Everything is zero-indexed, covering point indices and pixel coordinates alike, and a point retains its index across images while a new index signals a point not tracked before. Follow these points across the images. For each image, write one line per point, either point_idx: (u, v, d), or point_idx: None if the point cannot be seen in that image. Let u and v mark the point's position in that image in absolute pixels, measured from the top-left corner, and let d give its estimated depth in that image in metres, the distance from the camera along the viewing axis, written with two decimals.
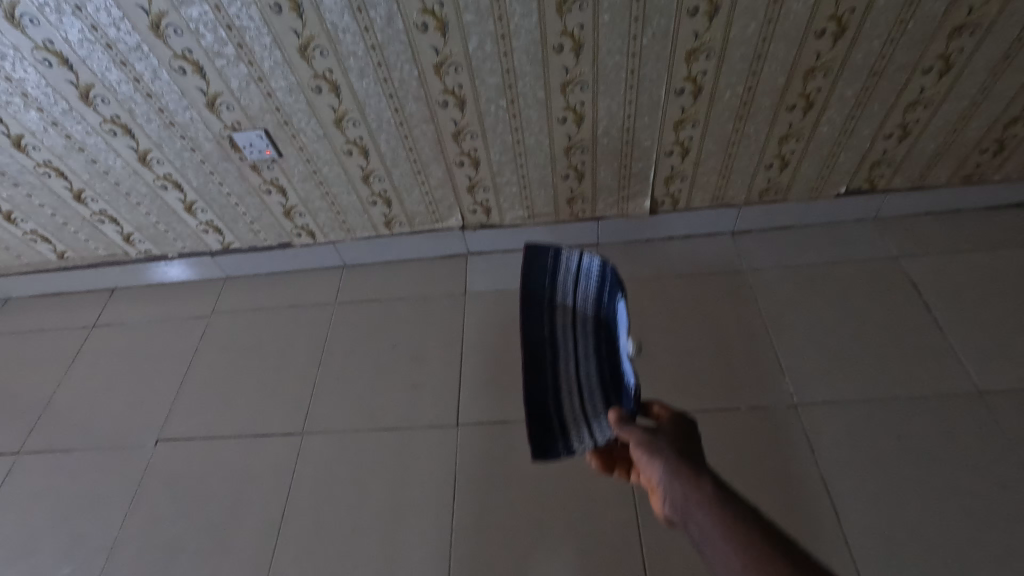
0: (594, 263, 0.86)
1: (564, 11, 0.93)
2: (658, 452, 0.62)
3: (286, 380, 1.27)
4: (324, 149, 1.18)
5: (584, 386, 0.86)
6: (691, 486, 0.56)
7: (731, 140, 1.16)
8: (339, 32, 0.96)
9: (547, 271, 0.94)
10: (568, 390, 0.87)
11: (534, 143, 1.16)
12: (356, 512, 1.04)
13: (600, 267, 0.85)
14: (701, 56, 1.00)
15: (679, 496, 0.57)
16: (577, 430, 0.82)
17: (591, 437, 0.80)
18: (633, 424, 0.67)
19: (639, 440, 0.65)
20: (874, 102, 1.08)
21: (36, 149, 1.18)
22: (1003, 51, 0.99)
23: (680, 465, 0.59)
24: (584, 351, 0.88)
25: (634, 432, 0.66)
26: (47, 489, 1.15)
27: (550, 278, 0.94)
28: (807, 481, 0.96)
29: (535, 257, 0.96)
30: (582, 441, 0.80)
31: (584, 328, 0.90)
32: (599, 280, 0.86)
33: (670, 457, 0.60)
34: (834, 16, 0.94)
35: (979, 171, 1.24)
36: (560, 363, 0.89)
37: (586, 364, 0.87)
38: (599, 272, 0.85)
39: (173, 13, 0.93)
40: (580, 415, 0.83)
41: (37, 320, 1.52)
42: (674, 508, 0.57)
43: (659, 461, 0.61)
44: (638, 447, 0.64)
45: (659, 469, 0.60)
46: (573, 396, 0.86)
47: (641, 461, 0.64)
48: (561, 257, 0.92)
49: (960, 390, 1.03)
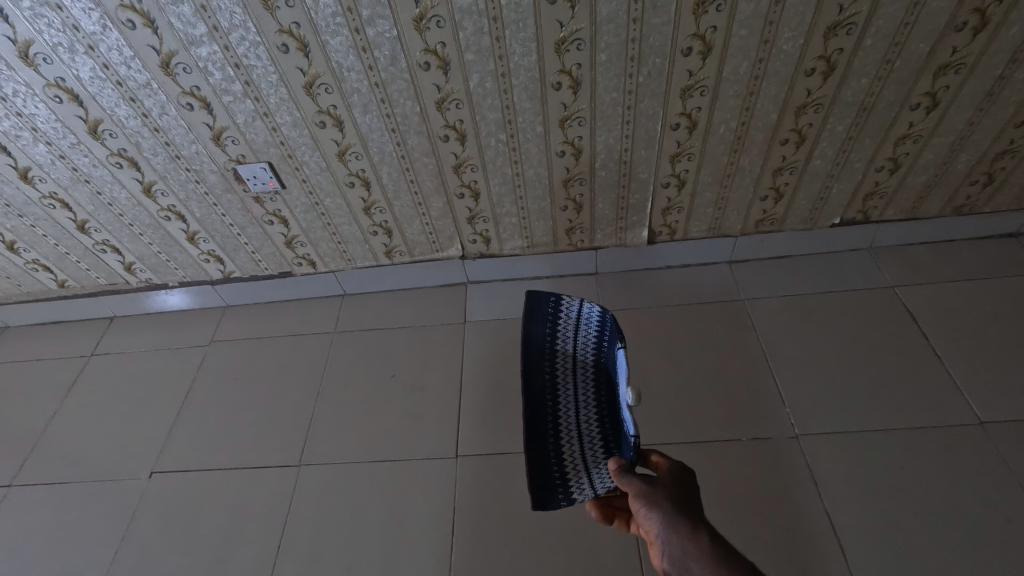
0: (594, 310, 0.92)
1: (562, 51, 0.97)
2: (657, 506, 0.61)
3: (284, 410, 1.25)
4: (326, 181, 1.20)
5: (583, 435, 0.88)
6: (691, 545, 0.56)
7: (726, 173, 1.18)
8: (343, 71, 0.99)
9: (548, 317, 0.97)
10: (567, 437, 0.88)
11: (533, 176, 1.18)
12: (352, 548, 1.01)
13: (605, 319, 0.89)
14: (695, 93, 1.03)
15: (679, 553, 0.57)
16: (576, 478, 0.81)
17: (591, 486, 0.79)
18: (631, 474, 0.66)
19: (638, 491, 0.64)
20: (865, 137, 1.11)
21: (42, 181, 1.19)
22: (987, 88, 1.02)
23: (678, 520, 0.59)
24: (584, 399, 0.93)
25: (632, 482, 0.65)
26: (36, 523, 1.12)
27: (551, 325, 0.97)
28: (811, 514, 0.95)
29: (535, 303, 0.98)
30: (583, 490, 0.78)
31: (584, 379, 0.94)
32: (603, 334, 0.91)
33: (669, 511, 0.60)
34: (823, 55, 0.97)
35: (970, 203, 1.26)
36: (560, 411, 0.91)
37: (586, 414, 0.91)
38: (604, 326, 0.91)
39: (183, 52, 0.96)
40: (579, 463, 0.84)
41: (34, 349, 1.51)
42: (673, 565, 0.57)
43: (658, 515, 0.61)
44: (637, 498, 0.64)
45: (658, 524, 0.60)
46: (573, 444, 0.86)
47: (639, 513, 0.63)
48: (562, 304, 0.95)
49: (961, 421, 1.03)
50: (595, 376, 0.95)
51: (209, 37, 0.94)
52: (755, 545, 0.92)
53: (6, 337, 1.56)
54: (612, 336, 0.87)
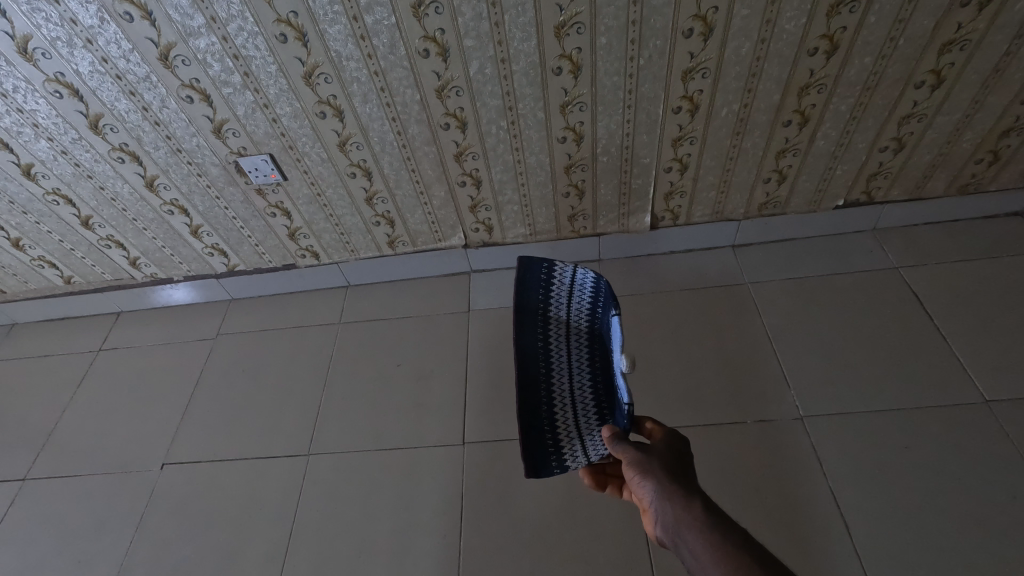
0: (588, 276, 0.91)
1: (562, 35, 0.96)
2: (650, 474, 0.62)
3: (292, 401, 1.27)
4: (328, 172, 1.20)
5: (576, 402, 0.87)
6: (683, 510, 0.56)
7: (729, 155, 1.18)
8: (342, 60, 0.99)
9: (541, 283, 0.94)
10: (561, 405, 0.85)
11: (534, 162, 1.18)
12: (363, 533, 1.03)
13: (601, 287, 0.89)
14: (697, 75, 1.02)
15: (671, 519, 0.57)
16: (569, 446, 0.82)
17: (585, 453, 0.81)
18: (625, 443, 0.67)
19: (632, 460, 0.65)
20: (868, 116, 1.10)
21: (45, 177, 1.20)
22: (992, 65, 1.01)
23: (671, 488, 0.59)
24: (577, 365, 0.91)
25: (626, 450, 0.66)
26: (53, 514, 1.15)
27: (544, 291, 0.94)
28: (815, 494, 0.96)
29: (527, 266, 0.93)
30: (577, 457, 0.81)
31: (578, 345, 0.94)
32: (598, 302, 0.92)
33: (662, 479, 0.61)
34: (825, 34, 0.96)
35: (975, 182, 1.25)
36: (553, 377, 0.88)
37: (579, 380, 0.90)
38: (599, 294, 0.91)
39: (181, 44, 0.96)
40: (573, 431, 0.83)
41: (44, 345, 1.52)
42: (666, 531, 0.57)
43: (651, 483, 0.61)
44: (631, 467, 0.65)
45: (651, 491, 0.61)
46: (566, 411, 0.85)
47: (633, 482, 0.64)
48: (555, 270, 0.92)
49: (965, 400, 1.03)
50: (588, 342, 0.94)
51: (207, 28, 0.94)
52: (760, 524, 0.94)
53: (14, 334, 1.57)
54: (607, 303, 0.87)
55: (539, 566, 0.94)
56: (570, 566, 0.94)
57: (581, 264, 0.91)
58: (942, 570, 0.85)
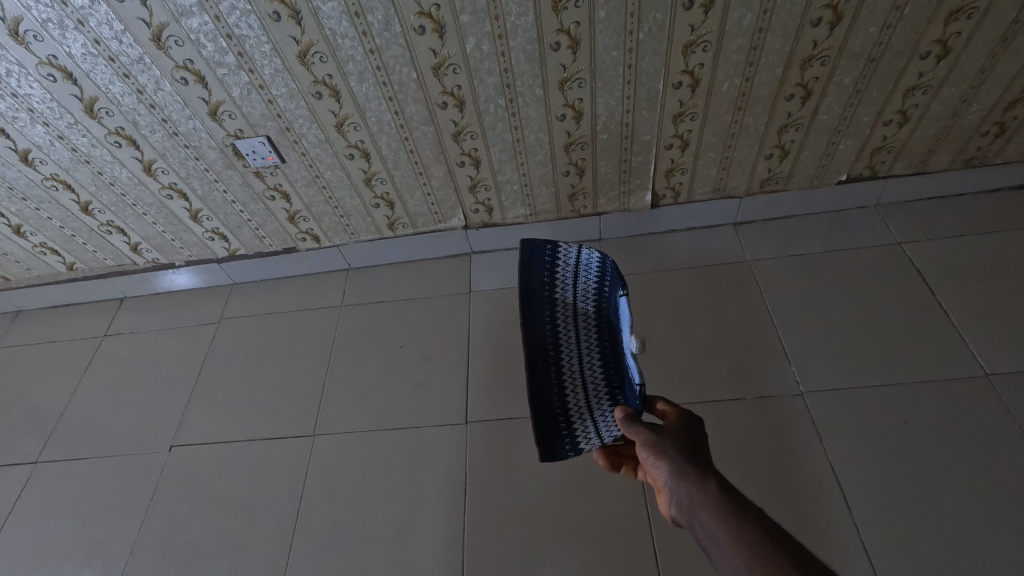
0: (593, 256, 0.89)
1: (560, 9, 0.94)
2: (664, 455, 0.62)
3: (296, 383, 1.28)
4: (325, 154, 1.19)
5: (586, 382, 0.89)
6: (697, 490, 0.56)
7: (731, 131, 1.16)
8: (337, 38, 0.98)
9: (546, 266, 0.94)
10: (572, 385, 0.88)
11: (534, 141, 1.17)
12: (370, 511, 1.05)
13: (608, 266, 0.88)
14: (697, 49, 1.00)
15: (686, 498, 0.57)
16: (582, 427, 0.83)
17: (598, 435, 0.81)
18: (638, 424, 0.68)
19: (645, 441, 0.65)
20: (873, 89, 1.08)
21: (43, 163, 1.19)
22: (1000, 34, 0.99)
23: (685, 468, 0.60)
24: (587, 346, 0.92)
25: (639, 432, 0.67)
26: (66, 496, 1.17)
27: (549, 273, 0.94)
28: (815, 468, 0.97)
29: (532, 250, 0.94)
30: (590, 438, 0.81)
31: (586, 327, 0.94)
32: (605, 281, 0.90)
33: (675, 460, 0.61)
34: (829, 4, 0.94)
35: (981, 155, 1.24)
36: (563, 359, 0.91)
37: (590, 361, 0.91)
38: (605, 273, 0.89)
39: (174, 24, 0.94)
40: (585, 412, 0.85)
41: (49, 332, 1.53)
42: (680, 510, 0.58)
43: (664, 463, 0.61)
44: (644, 448, 0.65)
45: (665, 472, 0.61)
46: (577, 391, 0.88)
47: (647, 463, 0.65)
48: (560, 251, 0.92)
49: (966, 374, 1.03)
50: (596, 324, 0.94)
51: (199, 7, 0.92)
52: (761, 498, 0.95)
53: (20, 321, 1.59)
54: (614, 283, 0.86)
55: (543, 541, 0.97)
56: (572, 541, 0.96)
57: (585, 244, 0.89)
58: (940, 542, 0.87)
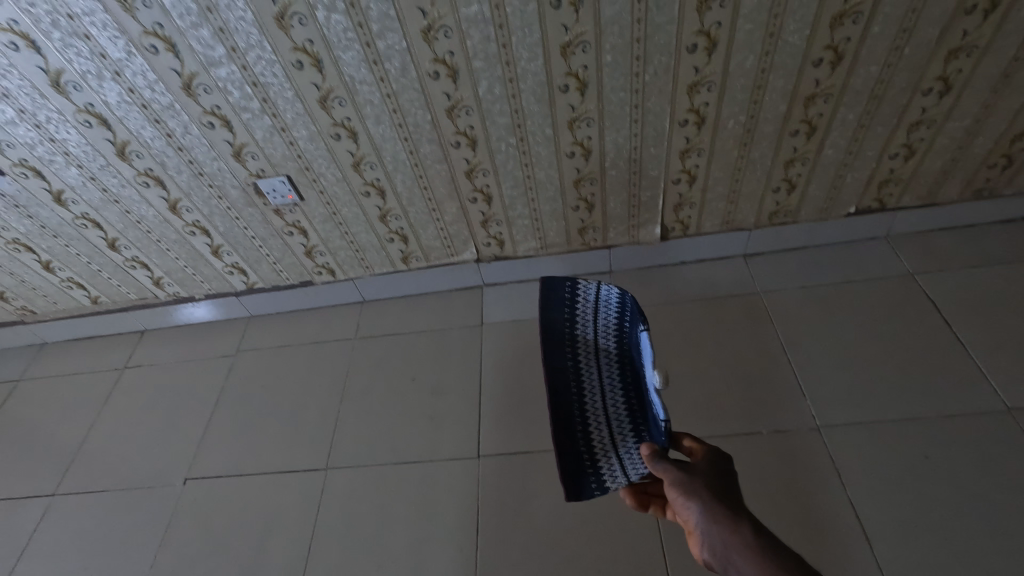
0: (612, 292, 0.92)
1: (568, 54, 0.98)
2: (694, 494, 0.62)
3: (310, 415, 1.29)
4: (343, 191, 1.24)
5: (611, 419, 0.88)
6: (732, 536, 0.57)
7: (737, 166, 1.18)
8: (356, 84, 1.02)
9: (566, 303, 0.96)
10: (595, 421, 0.87)
11: (545, 177, 1.20)
12: (381, 546, 1.04)
13: (627, 301, 0.89)
14: (702, 89, 1.04)
15: (719, 543, 0.58)
16: (608, 464, 0.81)
17: (624, 472, 0.79)
18: (666, 462, 0.66)
19: (674, 480, 0.64)
20: (877, 125, 1.10)
21: (75, 203, 1.25)
22: (1001, 70, 1.01)
23: (717, 510, 0.59)
24: (608, 382, 0.92)
25: (668, 471, 0.65)
26: (80, 529, 1.18)
27: (569, 310, 0.96)
28: (836, 506, 0.95)
29: (551, 286, 0.96)
30: (616, 476, 0.79)
31: (607, 363, 0.95)
32: (625, 316, 0.92)
33: (707, 501, 0.61)
34: (829, 46, 0.97)
35: (989, 186, 1.24)
36: (586, 396, 0.90)
37: (613, 398, 0.90)
38: (625, 308, 0.91)
39: (203, 74, 1.00)
40: (609, 447, 0.84)
41: (70, 364, 1.57)
42: (714, 555, 0.58)
43: (696, 505, 0.61)
44: (673, 487, 0.64)
45: (697, 514, 0.61)
46: (601, 428, 0.86)
47: (676, 502, 0.64)
48: (579, 288, 0.94)
49: (986, 408, 1.01)
50: (617, 360, 0.95)
51: (227, 57, 0.98)
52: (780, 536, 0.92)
53: (43, 353, 1.63)
54: (635, 317, 0.87)
55: None
56: None
57: (603, 281, 0.92)
58: None
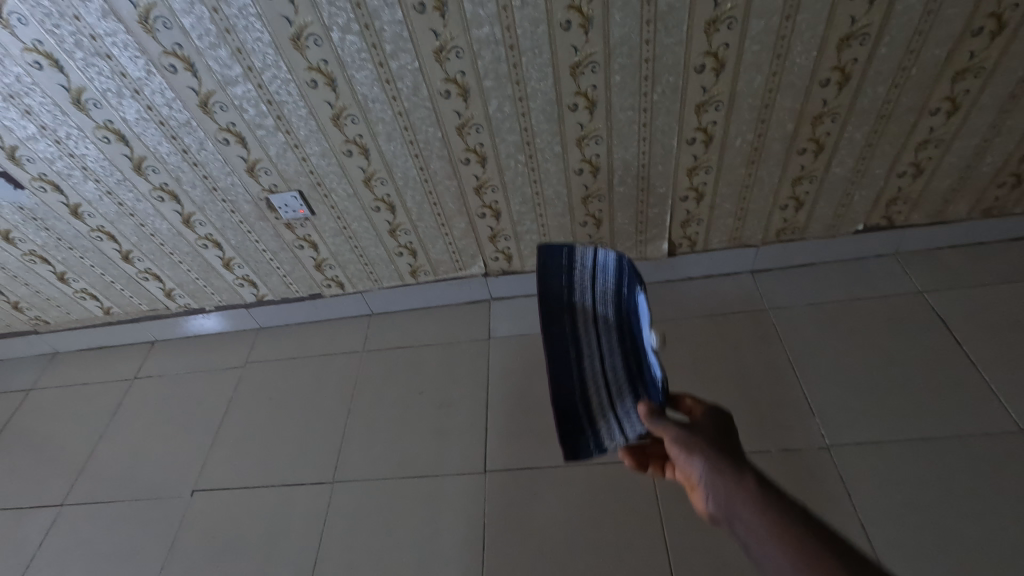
0: (610, 257, 0.85)
1: (577, 74, 1.00)
2: (696, 449, 0.62)
3: (317, 428, 1.29)
4: (354, 207, 1.25)
5: (609, 382, 0.85)
6: (734, 484, 0.56)
7: (745, 184, 1.19)
8: (368, 102, 1.04)
9: (563, 270, 0.93)
10: (594, 386, 0.86)
11: (553, 194, 1.21)
12: (387, 562, 1.04)
13: (622, 265, 0.82)
14: (710, 108, 1.05)
15: (721, 492, 0.56)
16: (606, 425, 0.82)
17: (621, 433, 0.80)
18: (666, 420, 0.67)
19: (675, 437, 0.65)
20: (884, 143, 1.11)
21: (91, 216, 1.28)
22: (1009, 90, 1.02)
23: (720, 463, 0.59)
24: (607, 346, 0.88)
25: (669, 428, 0.66)
26: (88, 539, 1.18)
27: (568, 275, 0.93)
28: (847, 527, 0.94)
29: (548, 254, 0.94)
30: (613, 437, 0.81)
31: (606, 328, 0.89)
32: (620, 279, 0.84)
33: (709, 455, 0.61)
34: (836, 66, 0.98)
35: (999, 205, 1.24)
36: (584, 360, 0.88)
37: (612, 362, 0.86)
38: (621, 271, 0.83)
39: (220, 92, 1.02)
40: (608, 410, 0.83)
41: (82, 374, 1.59)
42: (715, 506, 0.57)
43: (699, 459, 0.61)
44: (675, 444, 0.65)
45: (699, 467, 0.60)
46: (600, 391, 0.85)
47: (679, 459, 0.64)
48: (574, 254, 0.90)
49: (999, 429, 1.00)
50: (616, 324, 0.88)
51: (244, 76, 1.00)
52: None
53: (55, 363, 1.64)
54: (629, 281, 0.80)
55: None
56: None
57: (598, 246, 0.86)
58: None
